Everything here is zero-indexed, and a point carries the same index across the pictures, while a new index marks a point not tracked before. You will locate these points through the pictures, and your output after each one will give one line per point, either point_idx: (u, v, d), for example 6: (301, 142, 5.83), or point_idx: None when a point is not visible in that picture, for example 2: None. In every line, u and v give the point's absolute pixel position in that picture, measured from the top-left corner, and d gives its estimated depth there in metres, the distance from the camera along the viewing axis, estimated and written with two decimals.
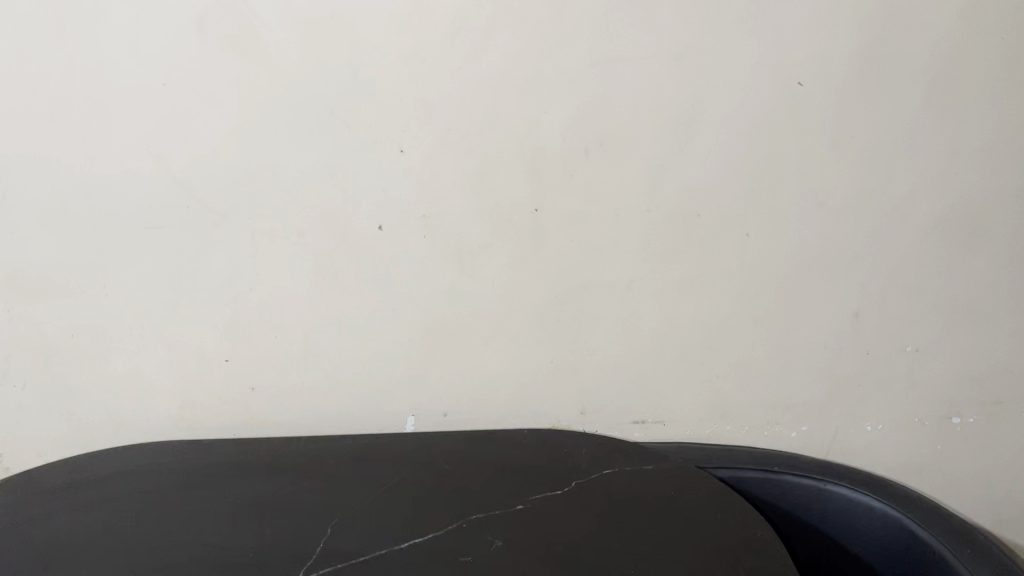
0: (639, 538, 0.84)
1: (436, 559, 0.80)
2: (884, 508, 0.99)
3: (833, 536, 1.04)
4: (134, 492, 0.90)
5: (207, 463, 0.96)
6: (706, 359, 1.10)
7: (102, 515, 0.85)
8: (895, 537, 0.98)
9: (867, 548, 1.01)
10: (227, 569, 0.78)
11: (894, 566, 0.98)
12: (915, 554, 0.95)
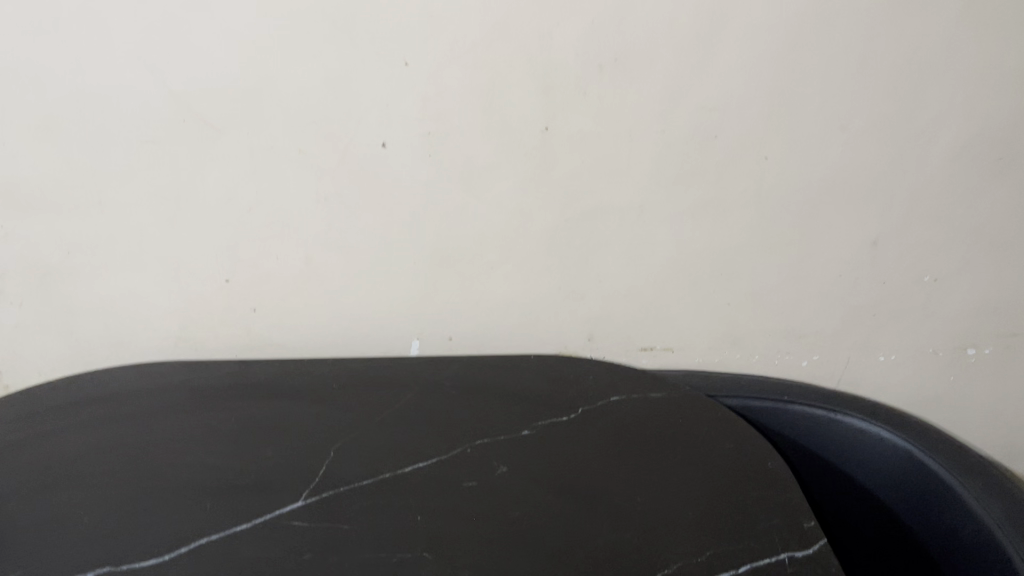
0: (645, 467, 0.84)
1: (440, 485, 0.80)
2: (899, 443, 0.94)
3: (841, 468, 0.99)
4: (136, 412, 0.91)
5: (212, 385, 0.97)
6: (718, 287, 1.07)
7: (105, 435, 0.87)
8: (907, 473, 0.93)
9: (875, 482, 0.96)
10: (231, 489, 0.79)
11: (903, 501, 0.94)
12: (929, 492, 0.90)
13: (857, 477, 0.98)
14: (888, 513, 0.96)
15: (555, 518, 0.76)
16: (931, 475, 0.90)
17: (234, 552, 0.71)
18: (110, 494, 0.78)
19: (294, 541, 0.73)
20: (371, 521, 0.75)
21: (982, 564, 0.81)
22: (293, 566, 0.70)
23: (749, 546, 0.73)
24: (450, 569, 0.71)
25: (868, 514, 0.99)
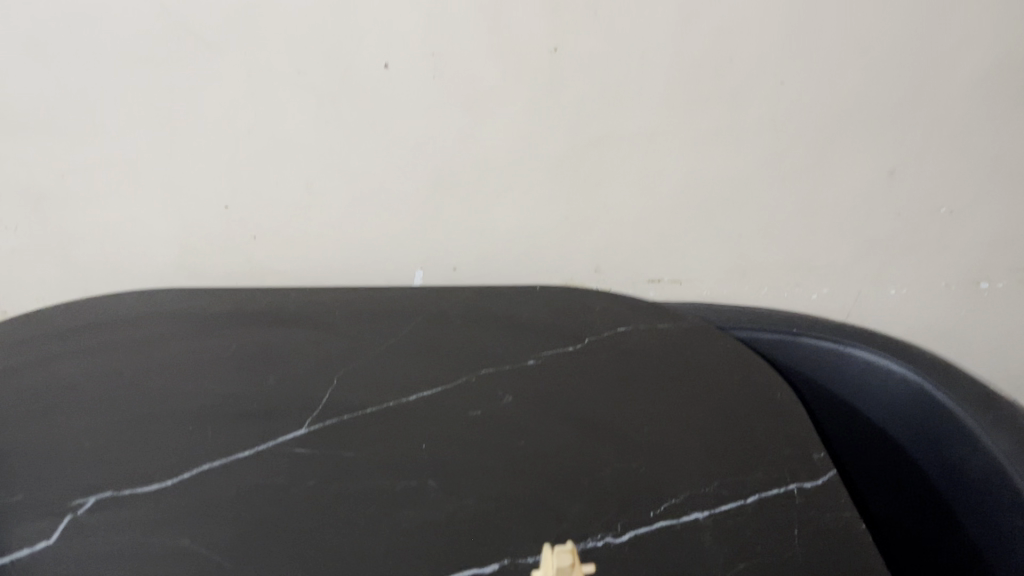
0: (653, 398, 0.82)
1: (446, 414, 0.79)
2: (909, 375, 0.92)
3: (849, 402, 0.97)
4: (135, 338, 0.89)
5: (212, 310, 0.95)
6: (729, 217, 1.05)
7: (104, 361, 0.85)
8: (917, 406, 0.91)
9: (884, 414, 0.95)
10: (233, 416, 0.78)
11: (912, 434, 0.93)
12: (938, 425, 0.89)
13: (864, 409, 0.97)
14: (897, 446, 0.95)
15: (561, 447, 0.76)
16: (940, 408, 0.88)
17: (238, 479, 0.71)
18: (110, 420, 0.77)
19: (296, 469, 0.72)
20: (377, 449, 0.75)
21: (992, 495, 0.81)
22: (298, 494, 0.70)
23: (758, 477, 0.72)
24: (455, 497, 0.70)
25: (874, 446, 0.98)
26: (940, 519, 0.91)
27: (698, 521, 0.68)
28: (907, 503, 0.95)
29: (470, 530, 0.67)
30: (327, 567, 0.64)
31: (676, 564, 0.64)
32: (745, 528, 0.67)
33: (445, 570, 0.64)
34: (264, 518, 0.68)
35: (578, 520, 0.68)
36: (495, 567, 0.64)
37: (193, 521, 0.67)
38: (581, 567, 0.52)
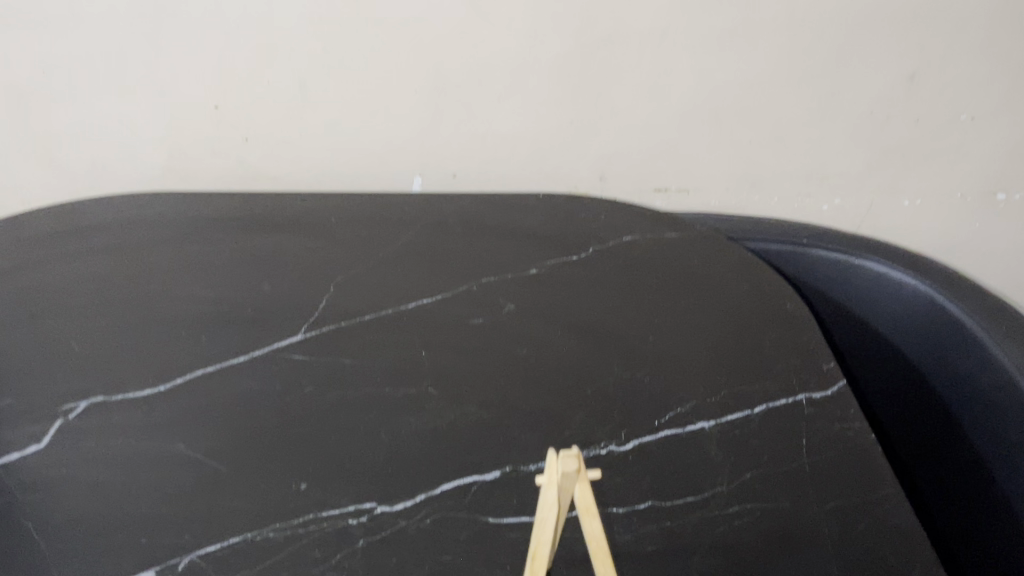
0: (661, 307, 0.80)
1: (447, 323, 0.77)
2: (922, 288, 0.89)
3: (859, 314, 0.95)
4: (123, 242, 0.86)
5: (199, 216, 0.91)
6: (740, 123, 1.01)
7: (93, 265, 0.83)
8: (927, 318, 0.89)
9: (893, 327, 0.93)
10: (227, 322, 0.76)
11: (921, 346, 0.90)
12: (948, 338, 0.86)
13: (876, 322, 0.94)
14: (905, 360, 0.93)
15: (564, 356, 0.74)
16: (953, 321, 0.85)
17: (232, 386, 0.69)
18: (101, 325, 0.75)
19: (294, 375, 0.71)
20: (376, 356, 0.73)
21: (1005, 406, 0.79)
22: (295, 401, 0.68)
23: (766, 387, 0.70)
24: (456, 405, 0.69)
25: (885, 360, 0.96)
26: (949, 433, 0.89)
27: (704, 430, 0.67)
28: (917, 418, 0.93)
29: (471, 437, 0.66)
30: (325, 472, 0.63)
31: (680, 474, 0.63)
32: (751, 438, 0.66)
33: (447, 477, 0.63)
34: (259, 424, 0.66)
35: (582, 428, 0.67)
36: (496, 475, 0.63)
37: (187, 427, 0.66)
38: (587, 474, 0.50)
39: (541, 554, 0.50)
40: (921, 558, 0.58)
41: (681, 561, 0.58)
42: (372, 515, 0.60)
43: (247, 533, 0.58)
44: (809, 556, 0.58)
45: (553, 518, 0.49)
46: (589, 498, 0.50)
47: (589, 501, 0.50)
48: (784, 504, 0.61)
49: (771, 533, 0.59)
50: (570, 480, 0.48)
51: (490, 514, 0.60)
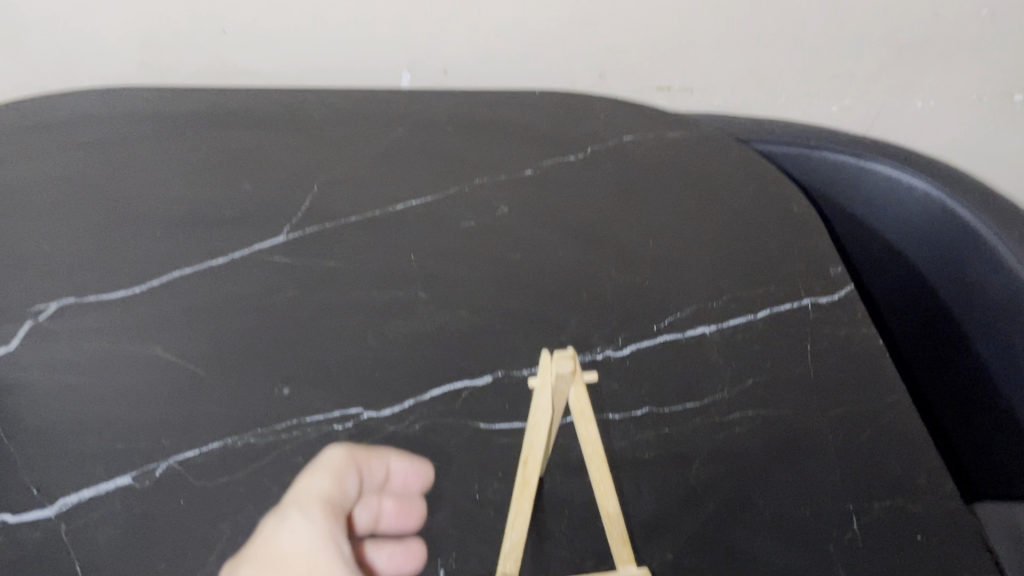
0: (663, 208, 0.75)
1: (437, 223, 0.73)
2: (940, 196, 0.83)
3: (866, 220, 0.90)
4: (92, 133, 0.81)
5: (169, 113, 0.83)
6: (750, 17, 0.94)
7: (58, 163, 0.77)
8: (938, 224, 0.84)
9: (902, 233, 0.88)
10: (205, 222, 0.72)
11: (929, 253, 0.86)
12: (960, 245, 0.82)
13: (883, 228, 0.90)
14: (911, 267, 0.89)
15: (559, 259, 0.70)
16: (972, 233, 0.80)
17: (211, 288, 0.66)
18: (72, 224, 0.71)
19: (276, 276, 0.67)
20: (362, 257, 0.69)
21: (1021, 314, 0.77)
22: (277, 303, 0.65)
23: (770, 292, 0.67)
24: (446, 308, 0.66)
25: (892, 267, 0.91)
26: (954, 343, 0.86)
27: (705, 335, 0.64)
28: (924, 327, 0.90)
29: (462, 341, 0.63)
30: (309, 376, 0.60)
31: (679, 379, 0.61)
32: (753, 344, 0.63)
33: (436, 383, 0.60)
34: (241, 326, 0.63)
35: (577, 333, 0.64)
36: (487, 380, 0.61)
37: (165, 329, 0.63)
38: (585, 377, 0.48)
39: (533, 459, 0.47)
40: (927, 466, 0.55)
41: (678, 470, 0.56)
42: (358, 421, 0.58)
43: (227, 439, 0.56)
44: (811, 463, 0.56)
45: (548, 421, 0.46)
46: (584, 401, 0.47)
47: (585, 406, 0.47)
48: (787, 412, 0.59)
49: (773, 439, 0.57)
50: (565, 382, 0.45)
51: (481, 420, 0.58)
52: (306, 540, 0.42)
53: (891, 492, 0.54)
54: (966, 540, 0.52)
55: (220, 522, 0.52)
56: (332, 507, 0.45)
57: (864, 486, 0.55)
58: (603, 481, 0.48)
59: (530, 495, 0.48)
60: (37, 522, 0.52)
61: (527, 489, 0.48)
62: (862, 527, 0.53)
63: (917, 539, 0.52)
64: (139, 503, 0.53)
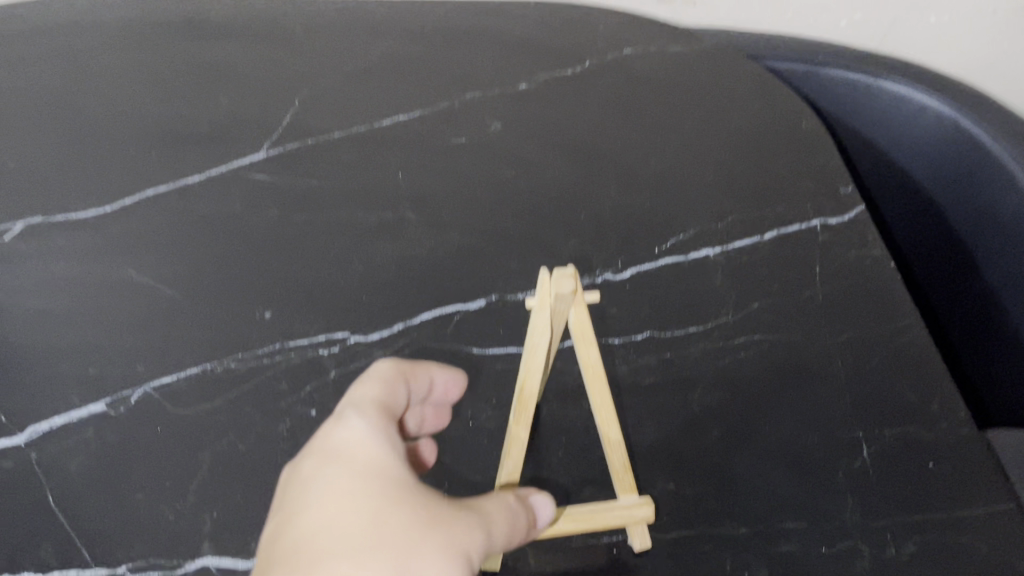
0: (667, 123, 0.70)
1: (427, 139, 0.68)
2: (963, 123, 0.73)
3: (880, 146, 0.80)
4: (51, 32, 0.74)
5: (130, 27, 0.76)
6: None
7: (14, 77, 0.71)
8: (954, 149, 0.74)
9: (916, 161, 0.78)
10: (178, 137, 0.67)
11: (946, 182, 0.76)
12: (977, 172, 0.72)
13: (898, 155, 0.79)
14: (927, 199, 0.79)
15: (555, 176, 0.66)
16: (995, 167, 0.70)
17: (187, 208, 0.62)
18: (35, 140, 0.67)
19: (256, 196, 0.63)
20: (346, 175, 0.65)
21: None
22: (257, 223, 0.62)
23: (779, 212, 0.64)
24: (437, 229, 0.62)
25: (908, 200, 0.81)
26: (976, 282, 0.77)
27: (709, 258, 0.61)
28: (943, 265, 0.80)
29: (454, 265, 0.60)
30: (293, 299, 0.57)
31: (682, 304, 0.58)
32: (760, 267, 0.60)
33: (428, 307, 0.57)
34: (221, 249, 0.60)
35: (575, 256, 0.61)
36: (481, 304, 0.58)
37: (140, 250, 0.59)
38: (586, 296, 0.45)
39: (531, 382, 0.46)
40: (940, 392, 0.53)
41: (680, 396, 0.53)
42: (345, 345, 0.55)
43: (206, 364, 0.53)
44: (818, 389, 0.53)
45: (546, 343, 0.44)
46: (586, 323, 0.44)
47: (587, 330, 0.45)
48: (794, 337, 0.56)
49: (780, 366, 0.55)
50: (564, 303, 0.42)
51: (475, 345, 0.56)
52: (361, 436, 0.38)
53: (903, 418, 0.52)
54: (981, 468, 0.49)
55: (200, 451, 0.49)
56: (389, 413, 0.41)
57: (875, 413, 0.52)
58: (604, 409, 0.47)
59: (527, 420, 0.47)
60: (5, 451, 0.49)
61: (525, 413, 0.47)
62: (872, 455, 0.50)
63: (929, 467, 0.50)
64: (115, 430, 0.50)
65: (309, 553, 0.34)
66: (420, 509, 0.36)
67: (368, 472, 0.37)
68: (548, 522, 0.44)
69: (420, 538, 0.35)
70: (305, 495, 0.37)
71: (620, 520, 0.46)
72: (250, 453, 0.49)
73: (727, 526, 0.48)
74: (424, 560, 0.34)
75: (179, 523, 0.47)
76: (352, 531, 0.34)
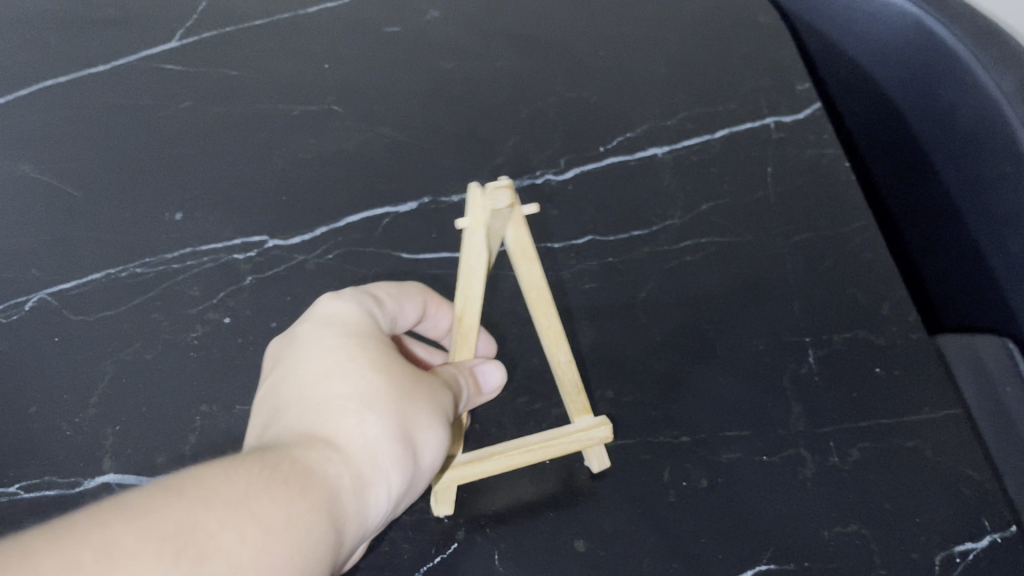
0: (616, 16, 0.65)
1: (355, 29, 0.62)
2: (932, 26, 0.62)
3: (846, 53, 0.71)
4: None
5: None
6: None
7: None
8: (919, 53, 0.64)
9: (881, 70, 0.68)
10: (79, 21, 0.61)
11: (912, 96, 0.66)
12: (941, 80, 0.62)
13: (863, 62, 0.70)
14: (894, 116, 0.69)
15: (495, 70, 0.61)
16: (962, 78, 0.60)
17: (91, 100, 0.57)
18: None
19: (166, 88, 0.58)
20: (266, 67, 0.59)
21: (999, 177, 0.59)
22: (167, 117, 0.56)
23: (732, 111, 0.60)
24: (365, 125, 0.57)
25: (875, 116, 0.71)
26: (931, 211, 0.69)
27: (657, 157, 0.57)
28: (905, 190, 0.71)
29: (383, 163, 0.55)
30: (206, 199, 0.52)
31: (629, 206, 0.55)
32: (710, 166, 0.57)
33: (355, 208, 0.53)
34: (126, 147, 0.55)
35: (515, 154, 0.57)
36: (412, 207, 0.54)
37: (35, 145, 0.54)
38: (524, 211, 0.40)
39: (470, 313, 0.42)
40: (891, 296, 0.50)
41: (623, 300, 0.51)
42: (263, 250, 0.50)
43: (111, 270, 0.49)
44: (767, 295, 0.51)
45: (483, 267, 0.41)
46: (526, 240, 0.41)
47: (526, 244, 0.41)
48: (742, 239, 0.53)
49: (726, 267, 0.52)
50: (499, 222, 0.39)
51: (404, 250, 0.52)
52: (351, 305, 0.36)
53: (852, 323, 0.49)
54: (930, 372, 0.47)
55: (102, 360, 0.45)
56: (382, 295, 0.39)
57: (825, 318, 0.50)
58: (551, 328, 0.43)
59: (467, 347, 0.43)
60: None
61: (465, 343, 0.43)
62: (819, 360, 0.48)
63: (876, 372, 0.47)
64: (6, 337, 0.46)
65: (311, 403, 0.32)
66: (409, 366, 0.35)
67: (360, 332, 0.35)
68: (495, 389, 0.42)
69: (415, 393, 0.34)
70: (298, 351, 0.34)
71: (575, 444, 0.43)
72: (158, 364, 0.45)
73: (666, 434, 0.46)
74: (420, 413, 0.34)
75: (77, 438, 0.42)
76: (354, 380, 0.33)
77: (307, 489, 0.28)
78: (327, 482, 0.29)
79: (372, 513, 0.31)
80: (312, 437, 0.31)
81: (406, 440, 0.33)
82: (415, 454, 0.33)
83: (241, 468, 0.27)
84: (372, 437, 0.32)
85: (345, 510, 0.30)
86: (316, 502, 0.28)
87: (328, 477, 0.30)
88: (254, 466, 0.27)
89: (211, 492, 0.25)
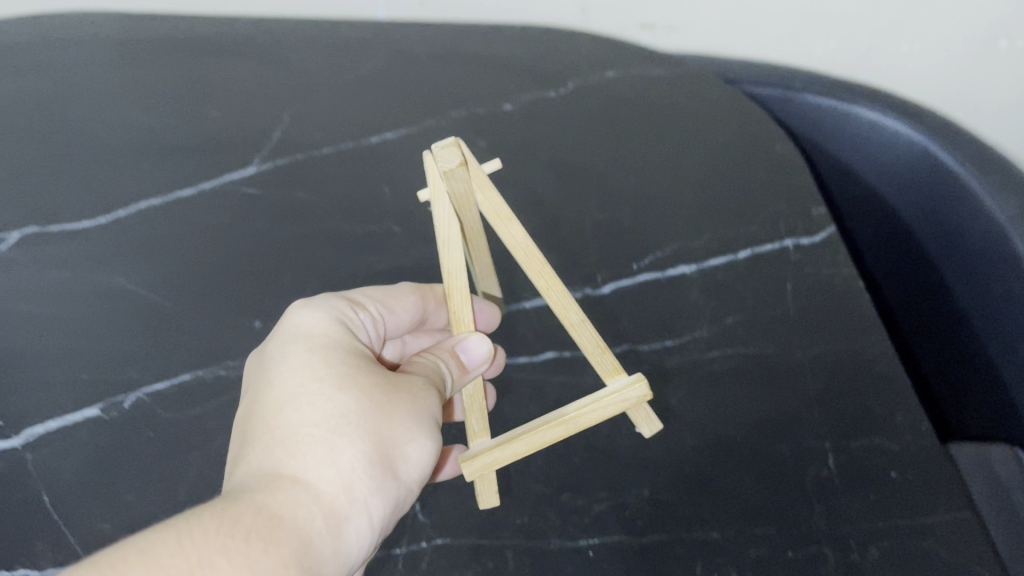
0: (649, 143, 0.70)
1: (413, 157, 0.69)
2: (945, 159, 0.67)
3: (857, 172, 0.76)
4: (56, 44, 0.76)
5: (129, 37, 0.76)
6: None
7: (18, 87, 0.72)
8: (932, 181, 0.69)
9: (894, 192, 0.73)
10: (171, 149, 0.68)
11: (927, 218, 0.71)
12: (955, 208, 0.67)
13: (876, 182, 0.75)
14: (910, 236, 0.74)
15: (537, 198, 0.68)
16: (976, 208, 0.65)
17: (179, 220, 0.64)
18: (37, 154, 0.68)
19: (244, 211, 0.65)
20: (333, 192, 0.66)
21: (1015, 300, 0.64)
22: (246, 236, 0.63)
23: (754, 231, 0.64)
24: (420, 244, 0.63)
25: (888, 230, 0.77)
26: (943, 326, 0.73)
27: (685, 276, 0.62)
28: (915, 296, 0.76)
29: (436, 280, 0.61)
30: (279, 309, 0.59)
31: (658, 321, 0.60)
32: (734, 284, 0.62)
33: None
34: (208, 262, 0.61)
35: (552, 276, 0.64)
36: None
37: (128, 259, 0.61)
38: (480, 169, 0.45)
39: (457, 288, 0.47)
40: (905, 407, 0.54)
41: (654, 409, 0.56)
42: None
43: (197, 371, 0.55)
44: (789, 403, 0.55)
45: (456, 236, 0.46)
46: (498, 202, 0.45)
47: (498, 206, 0.46)
48: (766, 350, 0.58)
49: (751, 375, 0.57)
50: (460, 183, 0.44)
51: None
52: (317, 330, 0.42)
53: (869, 430, 0.53)
54: (940, 478, 0.51)
55: (188, 454, 0.51)
56: (352, 301, 0.45)
57: (844, 424, 0.54)
58: (550, 289, 0.47)
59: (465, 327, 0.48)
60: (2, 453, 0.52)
61: (460, 321, 0.48)
62: (839, 466, 0.52)
63: (891, 476, 0.51)
64: (106, 432, 0.52)
65: (283, 432, 0.38)
66: (372, 384, 0.40)
67: (324, 358, 0.40)
68: (483, 357, 0.46)
69: (388, 409, 0.39)
70: (270, 377, 0.40)
71: (595, 415, 0.47)
72: None
73: (700, 532, 0.50)
74: (396, 432, 0.39)
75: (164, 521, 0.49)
76: (322, 408, 0.38)
77: (269, 541, 0.33)
78: (293, 527, 0.34)
79: (351, 541, 0.37)
80: (282, 477, 0.36)
81: (381, 460, 0.38)
82: (390, 472, 0.39)
83: (203, 532, 0.32)
84: (342, 468, 0.37)
85: (317, 548, 0.35)
86: (281, 552, 0.33)
87: (298, 520, 0.35)
88: (217, 522, 0.32)
89: (169, 559, 0.30)
